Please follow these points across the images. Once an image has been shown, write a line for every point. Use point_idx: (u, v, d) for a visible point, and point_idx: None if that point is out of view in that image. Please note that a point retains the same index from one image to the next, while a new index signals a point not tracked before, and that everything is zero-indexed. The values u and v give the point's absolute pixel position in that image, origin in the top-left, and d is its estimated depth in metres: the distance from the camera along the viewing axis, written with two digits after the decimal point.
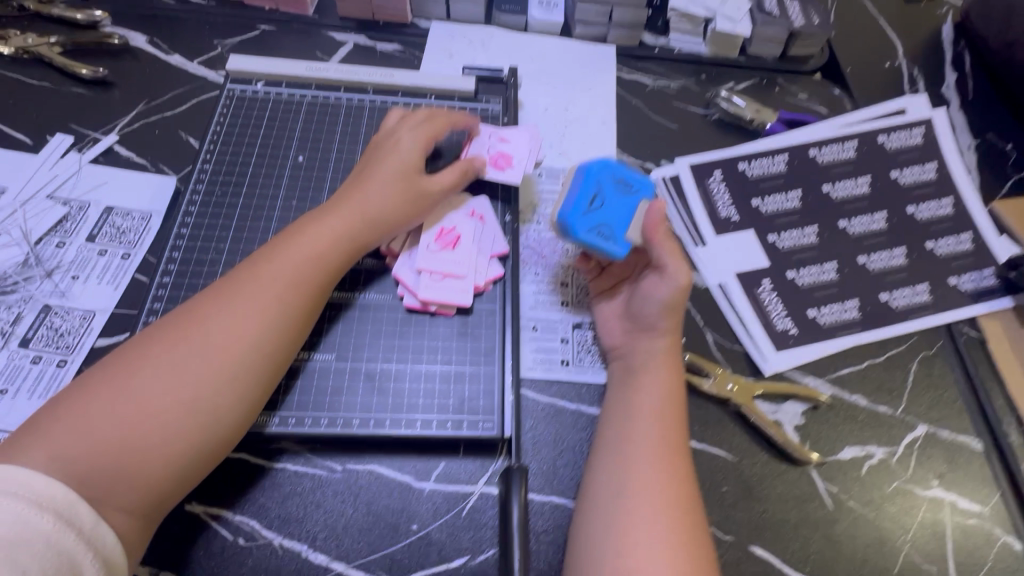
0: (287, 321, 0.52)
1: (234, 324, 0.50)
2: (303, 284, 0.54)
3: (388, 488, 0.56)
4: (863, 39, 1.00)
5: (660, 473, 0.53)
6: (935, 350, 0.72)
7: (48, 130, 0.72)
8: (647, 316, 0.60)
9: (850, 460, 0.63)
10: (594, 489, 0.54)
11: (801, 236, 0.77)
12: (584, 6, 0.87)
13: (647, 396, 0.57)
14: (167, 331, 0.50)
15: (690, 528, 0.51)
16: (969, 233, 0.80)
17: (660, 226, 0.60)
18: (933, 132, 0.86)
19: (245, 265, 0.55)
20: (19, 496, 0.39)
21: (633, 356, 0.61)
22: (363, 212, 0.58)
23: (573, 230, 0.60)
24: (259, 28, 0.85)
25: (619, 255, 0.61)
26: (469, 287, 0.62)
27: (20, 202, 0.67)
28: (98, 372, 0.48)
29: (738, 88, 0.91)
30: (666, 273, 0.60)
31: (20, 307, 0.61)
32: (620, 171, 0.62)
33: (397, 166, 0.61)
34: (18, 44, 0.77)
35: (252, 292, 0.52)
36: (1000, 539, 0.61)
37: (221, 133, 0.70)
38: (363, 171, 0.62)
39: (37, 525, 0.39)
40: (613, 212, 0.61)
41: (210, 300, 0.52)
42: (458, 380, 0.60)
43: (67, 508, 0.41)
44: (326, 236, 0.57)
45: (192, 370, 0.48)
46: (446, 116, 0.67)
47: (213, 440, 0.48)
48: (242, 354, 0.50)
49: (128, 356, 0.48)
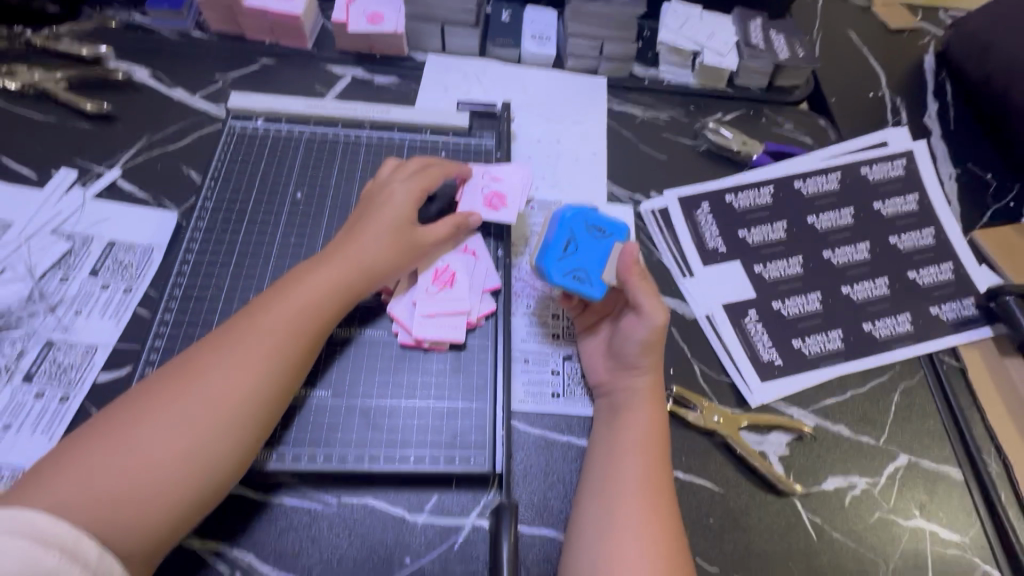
0: (287, 366, 0.54)
1: (235, 371, 0.52)
2: (302, 330, 0.56)
3: (382, 521, 0.57)
4: (847, 70, 1.03)
5: (647, 506, 0.55)
6: (917, 379, 0.74)
7: (53, 165, 0.74)
8: (628, 356, 0.61)
9: (834, 490, 0.65)
10: (583, 522, 0.55)
11: (786, 267, 0.79)
12: (576, 41, 0.90)
13: (635, 430, 0.59)
14: (169, 380, 0.50)
15: (676, 562, 0.53)
16: (950, 264, 0.82)
17: (634, 267, 0.62)
18: (914, 163, 0.89)
19: (245, 311, 0.56)
20: (23, 533, 0.39)
21: (617, 394, 0.62)
22: (360, 260, 0.60)
23: (550, 277, 0.62)
24: (260, 61, 0.87)
25: (598, 296, 0.62)
26: (462, 322, 0.64)
27: (25, 237, 0.68)
28: (99, 421, 0.48)
29: (727, 118, 0.93)
30: (641, 312, 0.61)
31: (24, 341, 0.62)
32: (591, 216, 0.64)
33: (392, 217, 0.63)
34: (25, 79, 0.79)
35: (253, 338, 0.53)
36: (979, 568, 0.63)
37: (222, 168, 0.72)
38: (358, 220, 0.64)
39: (44, 561, 0.38)
40: (588, 255, 0.63)
41: (210, 347, 0.53)
42: (450, 414, 0.61)
43: (75, 546, 0.40)
44: (325, 283, 0.58)
45: (194, 417, 0.49)
46: (440, 167, 0.69)
47: (215, 484, 0.49)
48: (244, 399, 0.51)
49: (130, 405, 0.49)
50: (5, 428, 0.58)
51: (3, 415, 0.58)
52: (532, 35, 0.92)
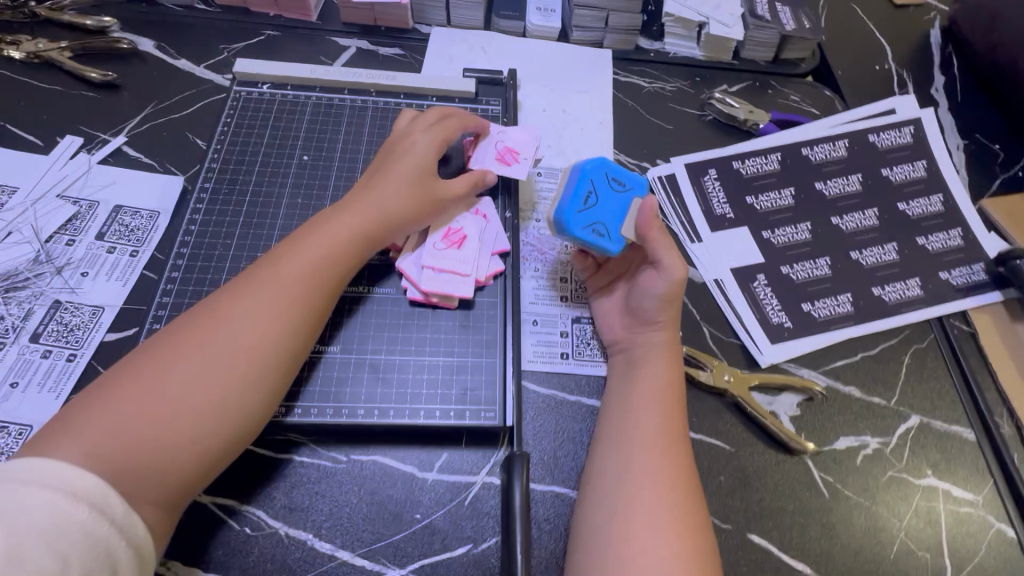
0: (308, 317, 0.54)
1: (259, 321, 0.52)
2: (322, 282, 0.56)
3: (392, 478, 0.57)
4: (852, 42, 1.03)
5: (662, 457, 0.54)
6: (927, 343, 0.73)
7: (58, 131, 0.74)
8: (647, 311, 0.62)
9: (846, 449, 0.64)
10: (597, 475, 0.55)
11: (794, 232, 0.78)
12: (581, 12, 0.90)
13: (648, 384, 0.59)
14: (190, 329, 0.50)
15: (691, 511, 0.52)
16: (960, 230, 0.81)
17: (654, 222, 0.63)
18: (922, 131, 0.88)
19: (262, 263, 0.56)
20: (53, 487, 0.39)
21: (635, 347, 0.62)
22: (380, 212, 0.61)
23: (569, 228, 0.62)
24: (264, 33, 0.87)
25: (615, 250, 0.63)
26: (470, 280, 0.63)
27: (31, 201, 0.68)
28: (120, 370, 0.48)
29: (732, 90, 0.93)
30: (662, 267, 0.61)
31: (31, 302, 0.62)
32: (613, 169, 0.65)
33: (413, 168, 0.64)
34: (29, 49, 0.79)
35: (275, 289, 0.53)
36: (994, 527, 0.62)
37: (228, 134, 0.72)
38: (377, 172, 0.64)
39: (73, 515, 0.39)
40: (607, 210, 0.64)
41: (230, 297, 0.53)
42: (460, 372, 0.61)
43: (101, 499, 0.40)
44: (344, 236, 0.58)
45: (220, 365, 0.49)
46: (459, 119, 0.69)
47: (240, 433, 0.49)
48: (268, 350, 0.51)
49: (152, 354, 0.49)
50: (12, 386, 0.57)
51: (10, 374, 0.58)
52: (536, 7, 0.92)
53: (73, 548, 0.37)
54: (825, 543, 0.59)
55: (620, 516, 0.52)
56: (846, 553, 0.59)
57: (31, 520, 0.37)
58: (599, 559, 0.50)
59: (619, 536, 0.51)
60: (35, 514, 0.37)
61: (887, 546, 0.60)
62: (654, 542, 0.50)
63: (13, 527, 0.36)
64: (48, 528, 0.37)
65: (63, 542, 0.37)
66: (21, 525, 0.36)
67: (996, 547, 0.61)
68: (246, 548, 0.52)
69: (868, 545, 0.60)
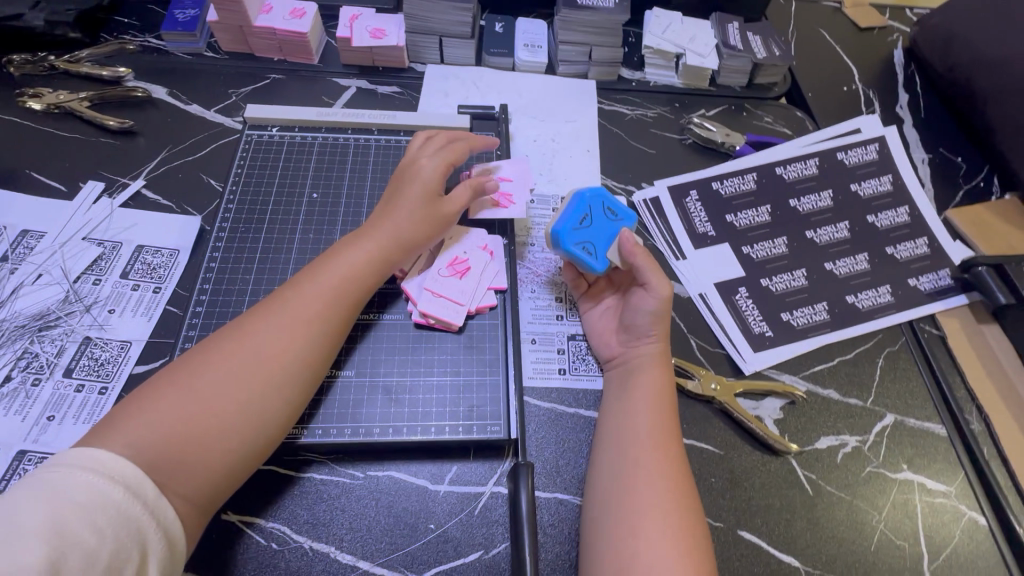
0: (327, 333, 0.59)
1: (283, 336, 0.57)
2: (339, 300, 0.61)
3: (407, 491, 0.61)
4: (821, 66, 1.10)
5: (657, 455, 0.59)
6: (900, 346, 0.79)
7: (81, 178, 0.79)
8: (639, 326, 0.67)
9: (826, 448, 0.69)
10: (599, 475, 0.60)
11: (772, 247, 0.84)
12: (566, 48, 0.96)
13: (642, 390, 0.64)
14: (224, 342, 0.56)
15: (686, 505, 0.57)
16: (925, 238, 0.87)
17: (637, 248, 0.68)
18: (886, 148, 0.95)
19: (288, 284, 0.62)
20: (92, 470, 0.43)
21: (631, 359, 0.67)
22: (393, 232, 0.67)
23: (563, 245, 0.69)
24: (269, 77, 0.93)
25: (601, 269, 0.69)
26: (462, 309, 0.69)
27: (59, 244, 0.73)
28: (162, 377, 0.53)
29: (710, 114, 0.99)
30: (649, 286, 0.67)
31: (63, 339, 0.66)
32: (607, 199, 0.72)
33: (422, 189, 0.70)
34: (51, 100, 0.84)
35: (296, 307, 0.59)
36: (966, 516, 0.67)
37: (242, 175, 0.78)
38: (391, 196, 0.70)
39: (109, 495, 0.43)
40: (598, 234, 0.70)
41: (258, 315, 0.58)
42: (466, 389, 0.66)
43: (135, 483, 0.45)
44: (361, 256, 0.64)
45: (247, 375, 0.54)
46: (464, 144, 0.76)
47: (261, 440, 0.54)
48: (291, 362, 0.56)
49: (189, 364, 0.54)
50: (49, 419, 0.61)
51: (47, 408, 0.62)
52: (524, 44, 0.98)
53: (106, 523, 0.41)
54: (811, 535, 0.64)
55: (617, 510, 0.56)
56: (829, 544, 0.64)
57: (73, 496, 0.42)
58: (603, 552, 0.55)
59: (617, 527, 0.55)
60: (75, 492, 0.42)
61: (868, 538, 0.65)
62: (651, 534, 0.54)
63: (56, 501, 0.41)
64: (85, 504, 0.41)
65: (97, 517, 0.41)
66: (64, 500, 0.41)
67: (969, 534, 0.66)
68: (274, 562, 0.56)
69: (850, 537, 0.64)
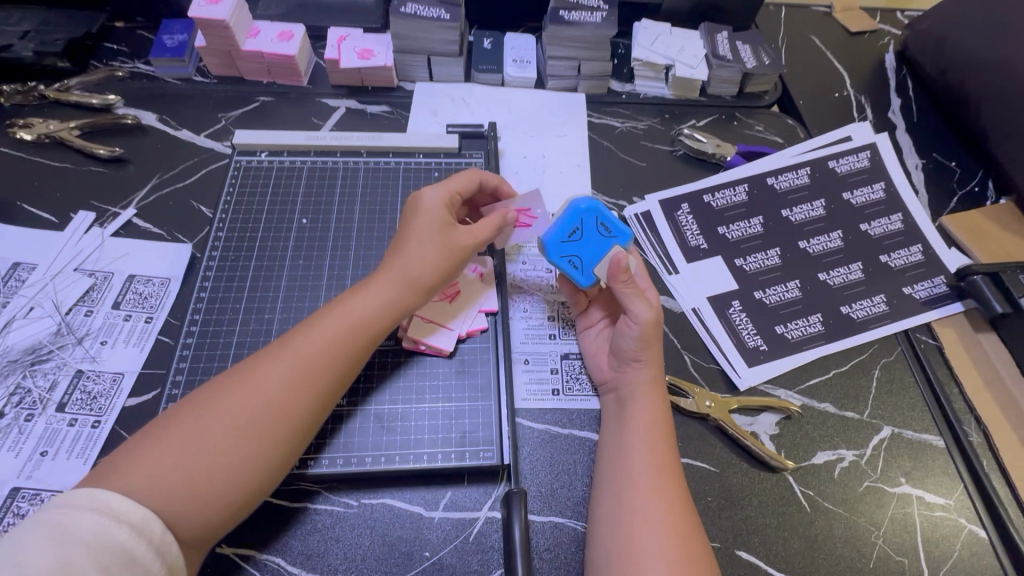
0: (335, 379, 0.58)
1: (291, 381, 0.55)
2: (347, 343, 0.59)
3: (401, 519, 0.61)
4: (812, 72, 1.09)
5: (655, 493, 0.58)
6: (896, 355, 0.78)
7: (71, 208, 0.79)
8: (625, 355, 0.66)
9: (823, 463, 0.69)
10: (598, 511, 0.59)
11: (765, 259, 0.84)
12: (555, 63, 0.96)
13: (636, 422, 0.63)
14: (228, 389, 0.54)
15: (689, 539, 0.56)
16: (920, 245, 0.87)
17: (621, 273, 0.66)
18: (879, 155, 0.94)
19: (297, 327, 0.60)
20: (98, 510, 0.44)
21: (622, 387, 0.66)
22: (406, 273, 0.64)
23: (549, 255, 0.70)
24: (259, 99, 0.93)
25: (585, 284, 0.70)
26: (452, 334, 0.69)
27: (50, 276, 0.73)
28: (164, 421, 0.52)
29: (700, 124, 0.99)
30: (631, 313, 0.66)
31: (56, 373, 0.66)
32: (603, 214, 0.70)
33: (433, 226, 0.66)
34: (40, 130, 0.84)
35: (305, 350, 0.57)
36: (966, 529, 0.67)
37: (232, 201, 0.78)
38: (399, 237, 0.67)
39: (115, 534, 0.43)
40: (588, 247, 0.70)
41: (265, 359, 0.56)
42: (458, 415, 0.66)
43: (140, 520, 0.45)
44: (371, 297, 0.62)
45: (252, 426, 0.52)
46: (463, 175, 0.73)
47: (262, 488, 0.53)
48: (298, 410, 0.55)
49: (193, 410, 0.53)
50: (42, 454, 0.61)
51: (39, 443, 0.62)
52: (513, 60, 0.98)
53: (112, 561, 0.42)
54: (809, 554, 0.63)
55: (619, 548, 0.55)
56: (827, 562, 0.63)
57: (80, 535, 0.42)
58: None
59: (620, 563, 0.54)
60: (84, 532, 0.42)
61: (866, 554, 0.64)
62: (654, 566, 0.53)
63: (64, 541, 0.41)
64: (93, 544, 0.42)
65: (104, 557, 0.41)
66: (74, 539, 0.41)
67: (969, 548, 0.66)
68: None
69: (848, 554, 0.64)
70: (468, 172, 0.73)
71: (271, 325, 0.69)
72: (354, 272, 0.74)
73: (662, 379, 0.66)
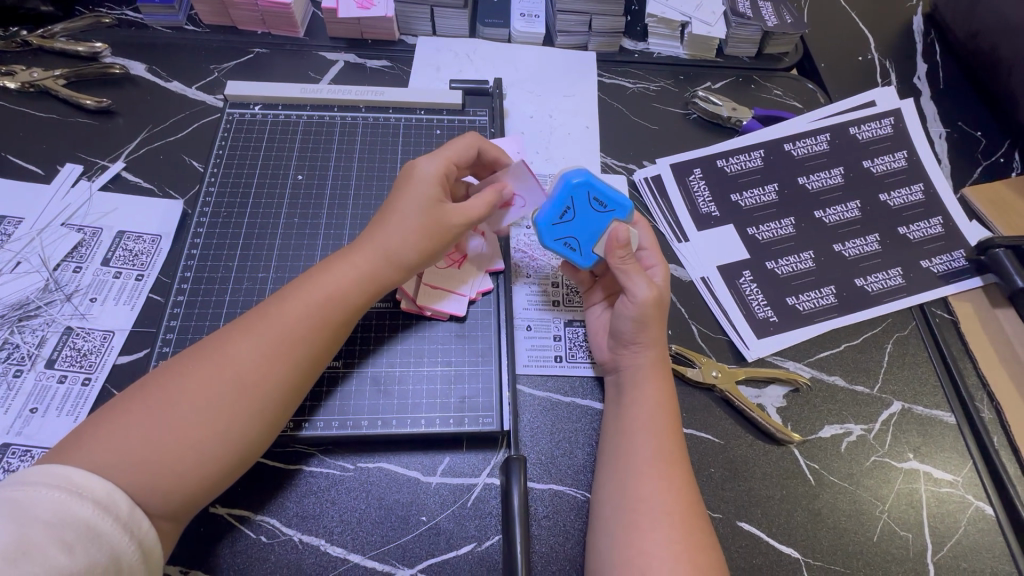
0: (312, 354, 0.55)
1: (265, 357, 0.53)
2: (326, 318, 0.57)
3: (398, 483, 0.60)
4: (836, 34, 1.04)
5: (662, 482, 0.55)
6: (909, 330, 0.76)
7: (58, 161, 0.76)
8: (625, 335, 0.62)
9: (830, 437, 0.67)
10: (603, 490, 0.57)
11: (778, 228, 0.80)
12: (565, 17, 0.91)
13: (641, 405, 0.60)
14: (200, 364, 0.52)
15: (694, 526, 0.54)
16: (940, 218, 0.83)
17: (618, 250, 0.62)
18: (902, 121, 0.90)
19: (273, 299, 0.57)
20: (59, 486, 0.43)
21: (622, 369, 0.64)
22: (386, 251, 0.60)
23: (545, 241, 0.65)
24: (254, 51, 0.88)
25: (586, 265, 0.66)
26: (462, 297, 0.67)
27: (37, 230, 0.71)
28: (135, 395, 0.50)
29: (717, 86, 0.94)
30: (629, 292, 0.62)
31: (44, 330, 0.64)
32: (593, 185, 0.64)
33: (421, 198, 0.61)
34: (24, 78, 0.80)
35: (279, 324, 0.55)
36: (973, 505, 0.65)
37: (224, 156, 0.75)
38: (387, 207, 0.63)
39: (77, 512, 0.42)
40: (585, 225, 0.64)
41: (239, 332, 0.54)
42: (457, 380, 0.64)
43: (105, 497, 0.44)
44: (351, 274, 0.59)
45: (226, 401, 0.51)
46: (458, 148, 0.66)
47: (240, 460, 0.51)
48: (272, 385, 0.53)
49: (163, 384, 0.51)
50: (32, 412, 0.60)
51: (29, 400, 0.61)
52: (520, 14, 0.93)
53: (75, 538, 0.41)
54: (811, 527, 0.62)
55: (625, 530, 0.53)
56: (830, 534, 0.62)
57: (38, 513, 0.41)
58: (607, 550, 0.53)
59: (625, 545, 0.53)
60: (43, 509, 0.41)
61: (870, 528, 0.63)
62: (657, 551, 0.52)
63: (22, 518, 0.40)
64: (52, 520, 0.41)
65: (65, 533, 0.41)
66: (32, 517, 0.40)
67: (974, 524, 0.64)
68: (264, 556, 0.55)
69: (851, 527, 0.63)
70: (468, 139, 0.67)
71: (266, 284, 0.67)
72: (351, 232, 0.71)
73: (665, 362, 0.63)
